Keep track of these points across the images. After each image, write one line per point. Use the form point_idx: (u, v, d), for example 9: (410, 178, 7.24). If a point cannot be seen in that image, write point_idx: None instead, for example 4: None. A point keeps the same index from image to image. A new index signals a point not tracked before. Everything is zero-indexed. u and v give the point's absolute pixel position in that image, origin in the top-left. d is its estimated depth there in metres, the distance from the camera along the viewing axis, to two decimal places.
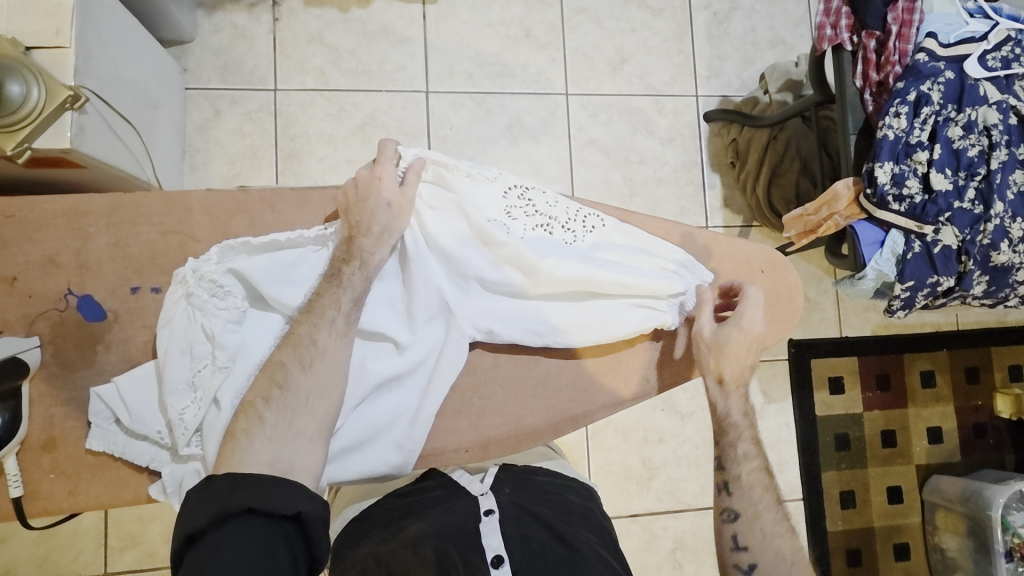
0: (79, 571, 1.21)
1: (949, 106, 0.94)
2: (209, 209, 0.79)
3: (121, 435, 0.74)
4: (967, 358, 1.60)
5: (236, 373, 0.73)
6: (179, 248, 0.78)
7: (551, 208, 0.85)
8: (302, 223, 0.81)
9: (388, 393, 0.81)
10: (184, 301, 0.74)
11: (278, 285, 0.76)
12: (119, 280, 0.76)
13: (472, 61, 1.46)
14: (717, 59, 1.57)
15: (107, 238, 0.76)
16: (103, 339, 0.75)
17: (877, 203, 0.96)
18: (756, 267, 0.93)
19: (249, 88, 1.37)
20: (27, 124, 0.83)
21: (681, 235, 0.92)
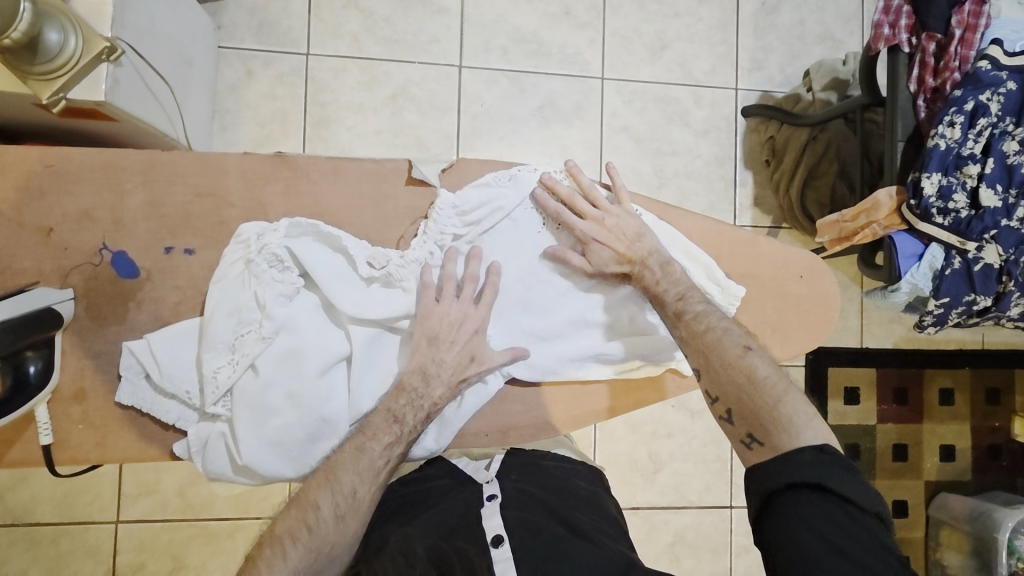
0: (93, 515, 1.24)
1: (1007, 119, 0.90)
2: (246, 171, 0.78)
3: (149, 391, 0.75)
4: (988, 378, 1.57)
5: (276, 347, 0.73)
6: (213, 210, 0.77)
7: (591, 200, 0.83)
8: (334, 195, 0.79)
9: None
10: (242, 263, 0.74)
11: (330, 279, 0.75)
12: (152, 239, 0.76)
13: (508, 37, 1.43)
14: (761, 52, 1.52)
15: (141, 195, 0.76)
16: (135, 297, 0.76)
17: (919, 215, 0.93)
18: (795, 272, 0.91)
19: (283, 49, 1.36)
20: (63, 73, 0.83)
21: (720, 234, 0.89)
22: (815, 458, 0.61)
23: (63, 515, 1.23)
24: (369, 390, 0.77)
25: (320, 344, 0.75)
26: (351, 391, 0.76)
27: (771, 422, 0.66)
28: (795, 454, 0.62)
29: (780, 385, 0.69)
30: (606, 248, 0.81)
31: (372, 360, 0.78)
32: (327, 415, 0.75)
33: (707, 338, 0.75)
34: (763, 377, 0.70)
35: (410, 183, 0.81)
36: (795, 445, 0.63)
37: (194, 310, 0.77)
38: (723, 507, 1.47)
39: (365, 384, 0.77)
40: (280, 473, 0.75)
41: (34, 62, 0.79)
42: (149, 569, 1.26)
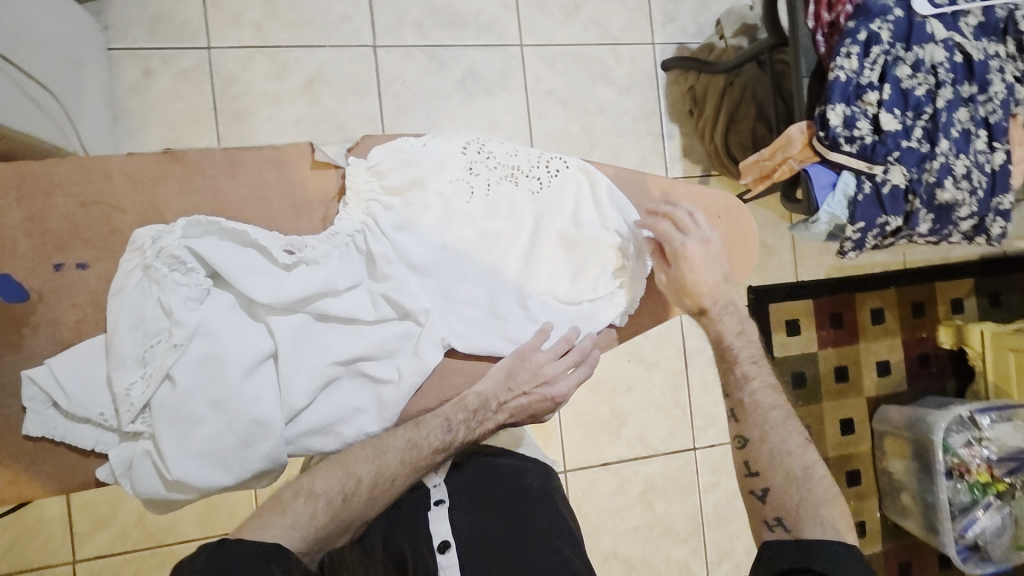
0: (46, 560, 1.19)
1: (898, 45, 0.95)
2: (134, 171, 0.73)
3: (61, 419, 0.70)
4: (913, 294, 1.68)
5: (190, 354, 0.68)
6: (102, 219, 0.72)
7: (512, 158, 0.80)
8: (236, 188, 0.75)
9: (359, 376, 0.77)
10: (139, 271, 0.68)
11: (250, 273, 0.70)
12: (38, 257, 0.70)
13: (420, 10, 1.38)
14: (673, 3, 1.53)
15: (19, 212, 0.70)
16: (29, 321, 0.70)
17: (829, 145, 0.97)
18: (713, 214, 0.89)
19: (181, 45, 1.27)
20: None
21: (638, 182, 0.88)
22: (841, 552, 0.72)
23: (12, 565, 1.17)
24: (300, 383, 0.72)
25: (240, 343, 0.70)
26: (282, 388, 0.71)
27: (796, 509, 0.80)
28: (825, 548, 0.73)
29: (826, 492, 0.81)
30: (697, 275, 0.82)
31: (300, 351, 0.73)
32: (259, 417, 0.69)
33: (768, 416, 0.87)
34: (816, 475, 0.82)
35: (315, 167, 0.78)
36: (826, 540, 0.74)
37: (98, 327, 0.72)
38: (686, 451, 1.53)
39: (297, 378, 0.72)
40: (218, 484, 0.69)
41: None
42: None
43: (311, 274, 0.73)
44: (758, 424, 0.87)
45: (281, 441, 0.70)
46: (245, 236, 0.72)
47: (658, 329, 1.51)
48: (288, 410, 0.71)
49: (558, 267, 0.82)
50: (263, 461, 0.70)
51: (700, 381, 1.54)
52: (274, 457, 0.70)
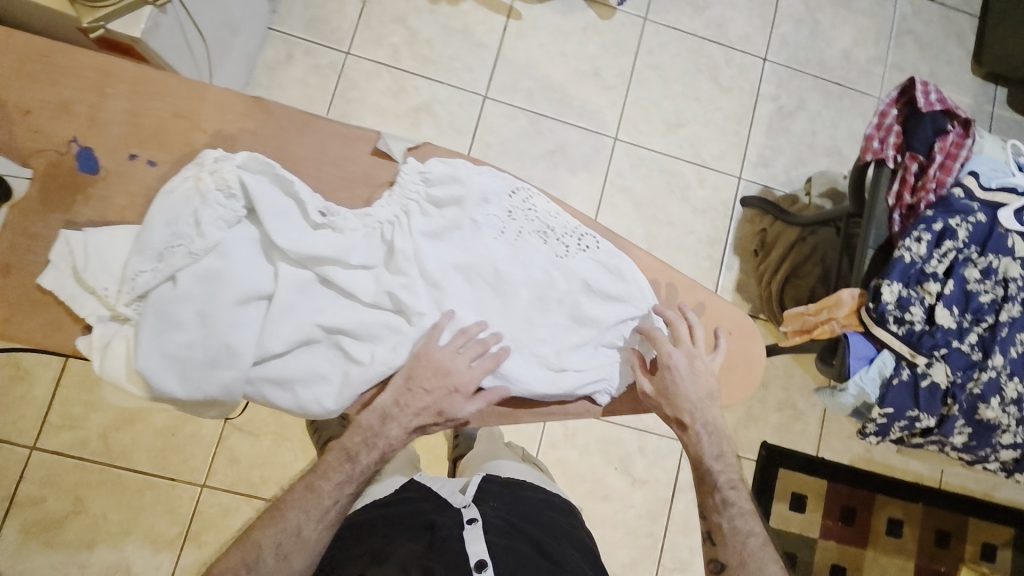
0: (11, 436, 1.24)
1: (972, 247, 0.94)
2: (223, 102, 0.80)
3: (73, 283, 0.74)
4: (940, 520, 1.52)
5: (201, 266, 0.72)
6: (184, 131, 0.79)
7: (551, 218, 0.81)
8: (299, 145, 0.81)
9: (335, 347, 0.78)
10: (191, 181, 0.72)
11: (282, 219, 0.74)
12: (121, 143, 0.77)
13: (536, 82, 1.53)
14: (770, 150, 1.60)
15: (123, 103, 0.78)
16: (86, 191, 0.77)
17: (876, 318, 0.94)
18: (724, 327, 0.91)
19: (325, 45, 1.45)
20: (106, 5, 0.91)
21: (659, 275, 0.88)
22: None
23: None
24: (282, 332, 0.75)
25: (245, 274, 0.74)
26: (264, 330, 0.74)
27: None
28: None
29: None
30: (679, 391, 0.84)
31: (293, 304, 0.76)
32: (233, 345, 0.72)
33: (746, 542, 0.83)
34: None
35: (374, 154, 0.82)
36: None
37: (137, 217, 0.78)
38: None
39: (281, 327, 0.75)
40: (171, 391, 0.72)
41: None
42: (47, 505, 1.24)
43: (334, 240, 0.75)
44: (731, 544, 0.84)
45: (242, 376, 0.73)
46: (288, 185, 0.75)
47: (656, 448, 1.45)
48: (260, 352, 0.74)
49: (559, 327, 0.83)
50: (218, 387, 0.73)
51: (683, 520, 1.44)
52: (229, 388, 0.73)
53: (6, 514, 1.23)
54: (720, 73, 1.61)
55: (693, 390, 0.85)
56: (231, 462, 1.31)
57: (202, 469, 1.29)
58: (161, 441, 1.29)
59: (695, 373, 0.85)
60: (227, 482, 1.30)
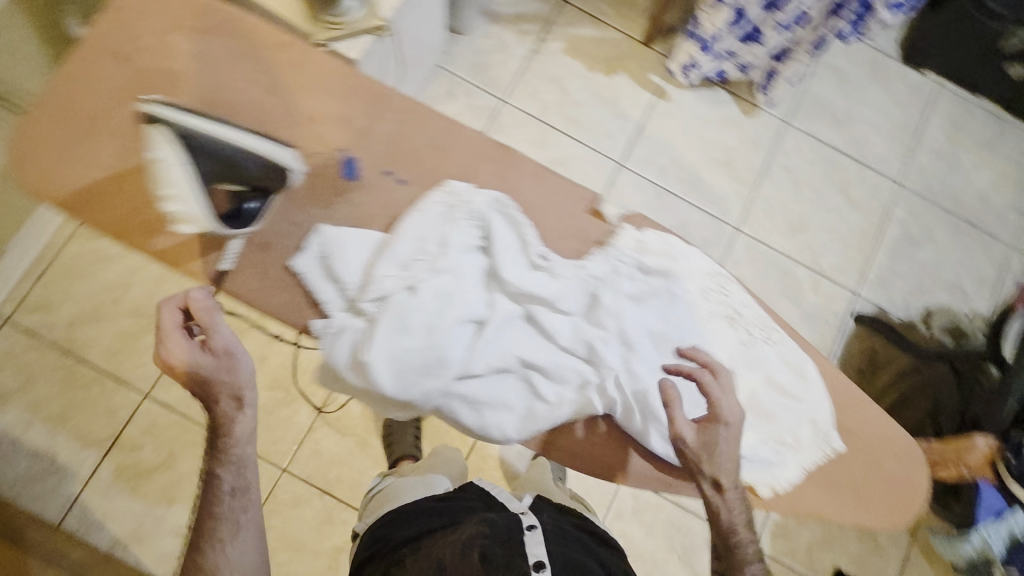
0: (129, 381, 1.33)
1: None
2: (475, 142, 0.77)
3: (317, 270, 0.73)
4: None
5: (439, 282, 0.72)
6: (436, 160, 0.76)
7: (743, 305, 0.77)
8: (530, 190, 0.76)
9: (527, 386, 0.74)
10: (443, 207, 0.73)
11: (512, 253, 0.73)
12: (381, 158, 0.75)
13: (672, 161, 1.58)
14: (891, 273, 1.59)
15: (390, 124, 0.75)
16: (343, 196, 0.74)
17: (1017, 474, 1.04)
18: (892, 450, 0.81)
19: (485, 89, 1.56)
20: (339, 29, 1.05)
21: (835, 383, 0.81)
22: None
23: (106, 369, 1.33)
24: (486, 356, 0.73)
25: (470, 297, 0.72)
26: (471, 352, 0.72)
27: None
28: None
29: None
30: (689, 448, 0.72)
31: (500, 335, 0.73)
32: (448, 360, 0.71)
33: None
34: None
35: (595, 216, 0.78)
36: None
37: (381, 225, 0.75)
38: None
39: (485, 352, 0.73)
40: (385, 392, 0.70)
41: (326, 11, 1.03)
42: (143, 453, 1.31)
43: (549, 283, 0.73)
44: None
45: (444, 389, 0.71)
46: (515, 221, 0.75)
47: None
48: (464, 370, 0.72)
49: (744, 417, 0.77)
50: (419, 394, 0.71)
51: None
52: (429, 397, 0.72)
53: (105, 453, 1.30)
54: (853, 189, 1.62)
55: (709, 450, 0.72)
56: (314, 453, 1.35)
57: (285, 455, 1.34)
58: (256, 418, 1.35)
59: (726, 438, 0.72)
60: (305, 474, 1.34)
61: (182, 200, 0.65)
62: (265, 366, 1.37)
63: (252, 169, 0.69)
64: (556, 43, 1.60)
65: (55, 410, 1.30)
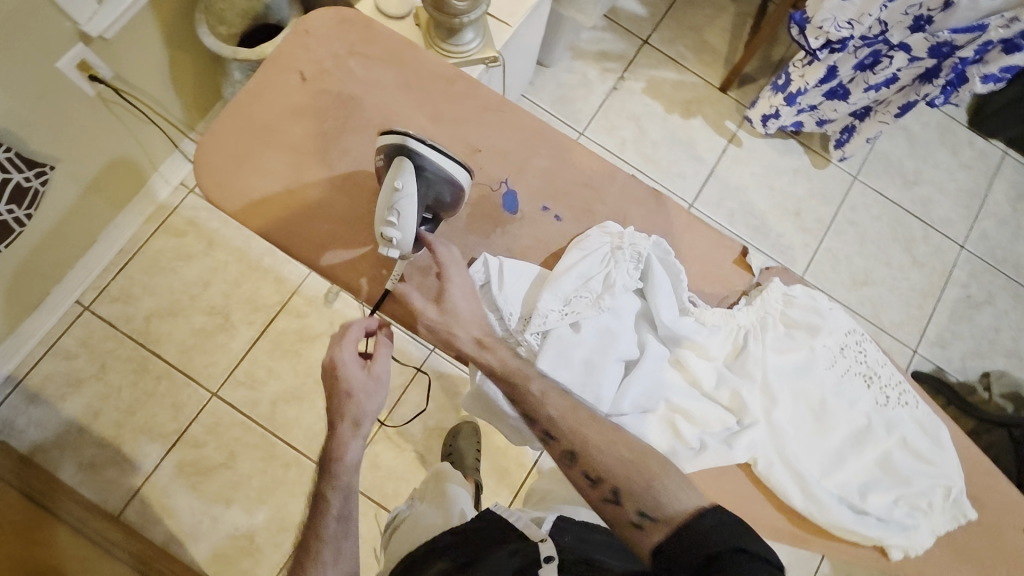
0: (199, 377, 1.35)
1: None
2: (624, 184, 0.86)
3: (477, 298, 0.77)
4: None
5: (600, 319, 0.76)
6: (587, 200, 0.84)
7: (879, 365, 0.80)
8: (673, 235, 0.84)
9: (669, 427, 0.76)
10: (607, 248, 0.78)
11: (666, 295, 0.77)
12: (538, 194, 0.84)
13: (740, 205, 1.62)
14: (950, 333, 1.59)
15: (547, 163, 0.85)
16: (503, 226, 0.82)
17: None
18: (1016, 523, 0.81)
19: (565, 121, 1.61)
20: (453, 56, 1.09)
21: (964, 450, 0.82)
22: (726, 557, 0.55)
23: (179, 363, 1.35)
24: (633, 394, 0.76)
25: (627, 336, 0.76)
26: (620, 389, 0.75)
27: None
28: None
29: None
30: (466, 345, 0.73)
31: (651, 376, 0.76)
32: (600, 396, 0.75)
33: None
34: None
35: (736, 263, 0.85)
36: None
37: (539, 259, 0.82)
38: None
39: (632, 389, 0.76)
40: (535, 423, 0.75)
41: (445, 40, 1.07)
42: (206, 450, 1.32)
43: (698, 328, 0.77)
44: None
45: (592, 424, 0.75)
46: (672, 269, 0.79)
47: None
48: (612, 408, 0.75)
49: (881, 478, 0.77)
50: None
51: None
52: None
53: (170, 447, 1.31)
54: (916, 246, 1.64)
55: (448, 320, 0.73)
56: (372, 466, 1.35)
57: None
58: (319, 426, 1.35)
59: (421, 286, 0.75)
60: (363, 486, 1.34)
61: (399, 225, 0.71)
62: None
63: (446, 198, 0.75)
64: (635, 82, 1.66)
65: (125, 400, 1.32)
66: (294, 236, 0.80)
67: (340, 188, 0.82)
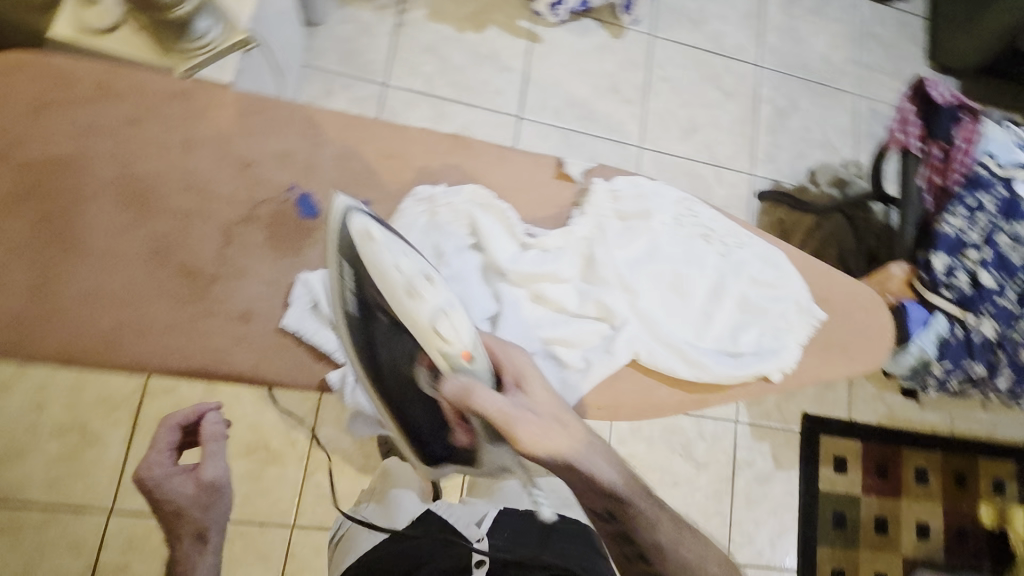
0: (86, 504, 1.18)
1: (1001, 218, 1.09)
2: (423, 142, 0.85)
3: (313, 320, 0.77)
4: (957, 464, 1.70)
5: None
6: (393, 171, 0.83)
7: (711, 221, 0.86)
8: (499, 175, 0.85)
9: (552, 359, 0.78)
10: (424, 216, 0.79)
11: (499, 238, 0.79)
12: (337, 187, 0.82)
13: (563, 100, 1.61)
14: (774, 147, 1.75)
15: (334, 149, 0.83)
16: (312, 235, 0.81)
17: (929, 286, 1.11)
18: (862, 302, 0.92)
19: (361, 77, 1.48)
20: (198, 55, 0.95)
21: (802, 262, 0.92)
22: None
23: (54, 500, 1.18)
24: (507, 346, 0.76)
25: (478, 293, 0.78)
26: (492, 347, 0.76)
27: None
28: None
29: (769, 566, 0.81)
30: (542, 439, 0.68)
31: (518, 322, 0.77)
32: None
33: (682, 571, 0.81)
34: None
35: (558, 177, 0.87)
36: None
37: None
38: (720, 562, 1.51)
39: (505, 342, 0.76)
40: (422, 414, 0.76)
41: (179, 40, 0.92)
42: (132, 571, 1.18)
43: (543, 257, 0.78)
44: None
45: None
46: (502, 213, 0.80)
47: (712, 431, 1.56)
48: None
49: (744, 318, 0.84)
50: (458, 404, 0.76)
51: (744, 494, 1.55)
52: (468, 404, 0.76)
53: None
54: (723, 80, 1.75)
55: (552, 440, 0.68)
56: (316, 499, 1.29)
57: (291, 510, 1.27)
58: (244, 488, 1.26)
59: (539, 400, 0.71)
60: (316, 522, 1.28)
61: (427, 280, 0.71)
62: (234, 434, 1.27)
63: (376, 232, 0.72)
64: (417, 11, 1.55)
65: (13, 565, 1.14)
66: (65, 330, 0.74)
67: (98, 261, 0.77)
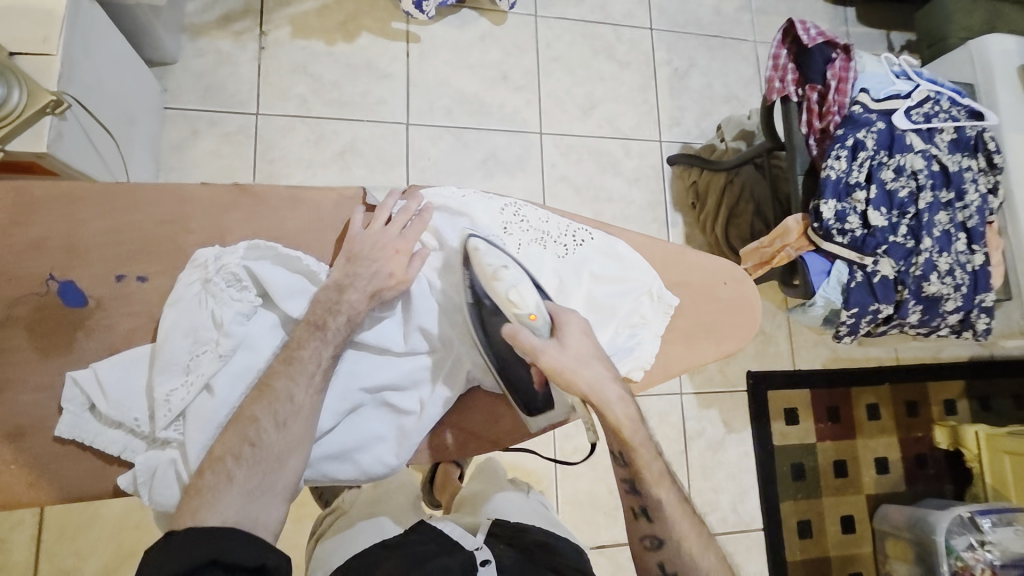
0: None
1: (882, 151, 1.07)
2: (202, 198, 0.84)
3: (93, 422, 0.77)
4: (908, 393, 1.70)
5: (233, 363, 0.77)
6: (171, 237, 0.82)
7: (544, 224, 0.88)
8: (291, 222, 0.86)
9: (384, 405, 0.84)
10: (199, 284, 0.79)
11: (282, 296, 0.80)
12: (105, 269, 0.80)
13: (452, 98, 1.55)
14: (677, 110, 1.71)
15: (98, 225, 0.81)
16: (83, 326, 0.79)
17: (823, 235, 1.06)
18: (719, 279, 0.94)
19: (228, 110, 1.41)
20: (5, 126, 0.84)
21: (651, 246, 0.93)
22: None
23: None
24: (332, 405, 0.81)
25: None
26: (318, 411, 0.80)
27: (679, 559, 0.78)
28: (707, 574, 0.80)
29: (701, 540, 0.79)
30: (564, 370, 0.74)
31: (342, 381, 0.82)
32: None
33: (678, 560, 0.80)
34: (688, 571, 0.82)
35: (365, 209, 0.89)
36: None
37: (146, 337, 0.81)
38: None
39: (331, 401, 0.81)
40: None
41: None
42: None
43: None
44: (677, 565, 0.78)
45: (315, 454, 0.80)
46: (299, 265, 0.82)
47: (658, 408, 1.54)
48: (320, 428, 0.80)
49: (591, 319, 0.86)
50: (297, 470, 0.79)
51: (699, 464, 1.54)
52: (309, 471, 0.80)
53: None
54: (614, 50, 1.69)
55: (574, 369, 0.74)
56: None
57: None
58: None
59: (576, 339, 0.76)
60: None
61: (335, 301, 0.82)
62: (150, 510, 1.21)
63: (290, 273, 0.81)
64: (279, 30, 1.46)
65: None
66: None
67: None
